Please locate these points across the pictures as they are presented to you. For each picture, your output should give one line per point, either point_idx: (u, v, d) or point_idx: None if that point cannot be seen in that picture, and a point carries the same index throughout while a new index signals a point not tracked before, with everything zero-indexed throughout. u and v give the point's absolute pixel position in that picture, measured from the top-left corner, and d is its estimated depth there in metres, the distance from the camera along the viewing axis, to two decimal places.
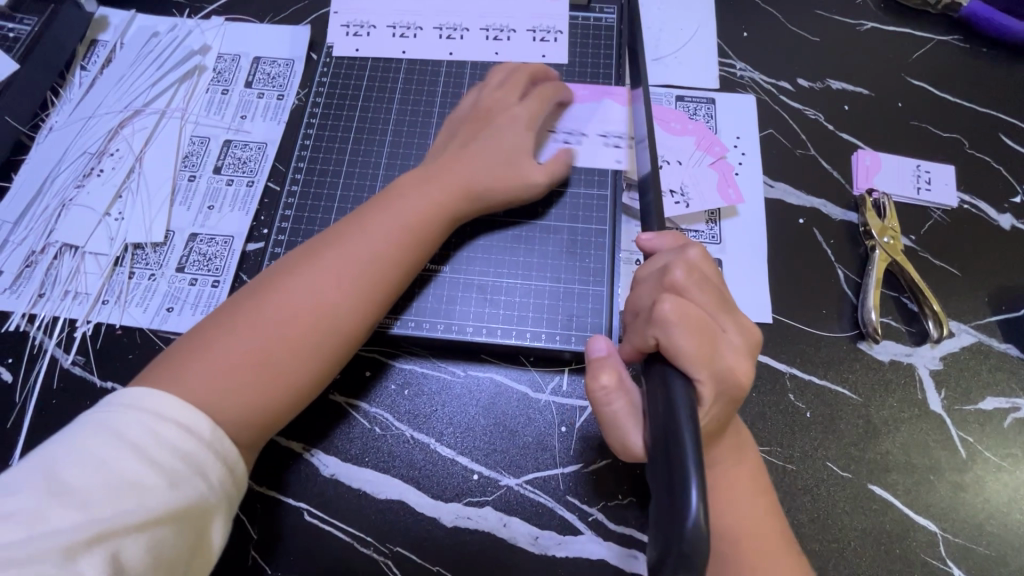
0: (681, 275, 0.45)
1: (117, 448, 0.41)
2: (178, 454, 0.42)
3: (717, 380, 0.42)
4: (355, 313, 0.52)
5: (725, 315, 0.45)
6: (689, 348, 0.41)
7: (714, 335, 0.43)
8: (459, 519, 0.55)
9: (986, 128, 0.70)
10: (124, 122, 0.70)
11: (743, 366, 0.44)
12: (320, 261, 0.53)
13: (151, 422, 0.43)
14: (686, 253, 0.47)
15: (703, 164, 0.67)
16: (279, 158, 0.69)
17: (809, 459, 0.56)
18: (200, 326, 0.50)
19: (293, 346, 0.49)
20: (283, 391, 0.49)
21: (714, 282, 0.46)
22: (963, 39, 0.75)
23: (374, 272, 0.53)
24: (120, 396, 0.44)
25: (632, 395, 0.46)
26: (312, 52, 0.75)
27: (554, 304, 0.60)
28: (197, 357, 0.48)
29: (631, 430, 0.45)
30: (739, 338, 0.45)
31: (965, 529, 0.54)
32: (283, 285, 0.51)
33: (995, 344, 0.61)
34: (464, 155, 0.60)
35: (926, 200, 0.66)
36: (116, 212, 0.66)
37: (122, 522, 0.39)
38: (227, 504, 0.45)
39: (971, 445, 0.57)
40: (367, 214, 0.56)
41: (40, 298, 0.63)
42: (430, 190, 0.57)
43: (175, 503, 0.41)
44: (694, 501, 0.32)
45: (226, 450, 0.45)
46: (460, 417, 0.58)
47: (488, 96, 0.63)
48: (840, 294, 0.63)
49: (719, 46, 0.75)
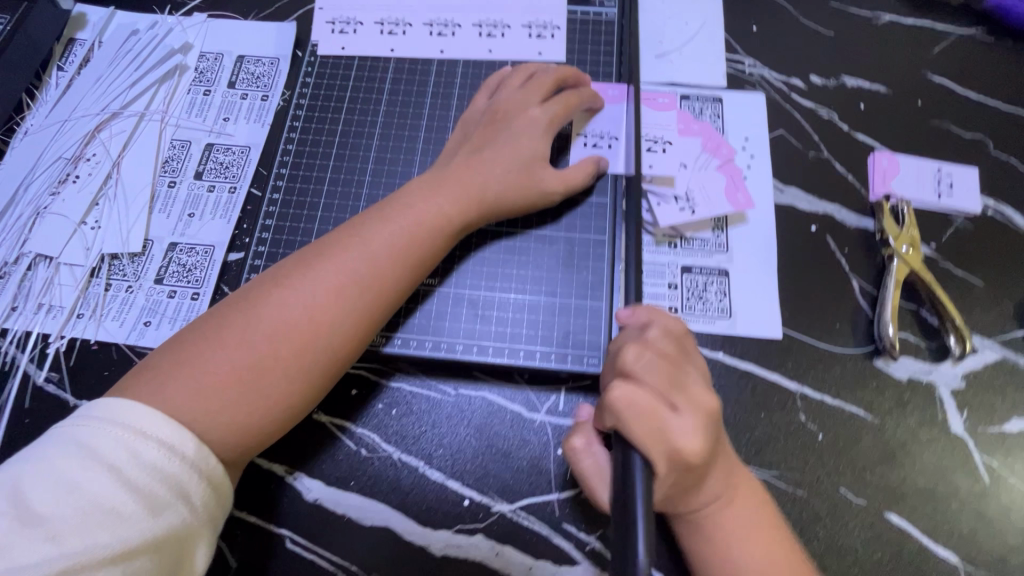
0: (630, 357, 0.44)
1: (94, 470, 0.39)
2: (159, 477, 0.40)
3: (670, 459, 0.41)
4: (350, 329, 0.49)
5: (681, 393, 0.43)
6: (634, 432, 0.40)
7: (664, 416, 0.41)
8: (449, 548, 0.52)
9: (1012, 128, 0.66)
10: (101, 125, 0.67)
11: (698, 444, 0.41)
12: (316, 271, 0.49)
13: (130, 442, 0.40)
14: (645, 333, 0.46)
15: (709, 167, 0.63)
16: (262, 162, 0.66)
17: (821, 484, 0.53)
18: (191, 333, 0.47)
19: (282, 362, 0.46)
20: (270, 410, 0.46)
21: (671, 358, 0.45)
22: (987, 32, 0.70)
23: (374, 285, 0.50)
24: (98, 412, 0.41)
25: (602, 458, 0.49)
26: (297, 51, 0.71)
27: (549, 320, 0.57)
28: (184, 369, 0.45)
29: (600, 490, 0.48)
30: (695, 416, 0.42)
31: (989, 562, 0.51)
32: (278, 298, 0.48)
33: (1021, 361, 0.57)
34: (475, 162, 0.56)
35: (947, 206, 0.62)
36: (92, 221, 0.63)
37: (95, 555, 0.37)
38: (210, 527, 0.42)
39: (995, 469, 0.53)
40: (369, 220, 0.52)
41: (12, 311, 0.60)
42: (439, 198, 0.54)
43: (154, 530, 0.39)
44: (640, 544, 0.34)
45: (211, 470, 0.43)
46: (451, 439, 0.55)
47: (505, 97, 0.60)
48: (855, 307, 0.59)
49: (727, 41, 0.71)
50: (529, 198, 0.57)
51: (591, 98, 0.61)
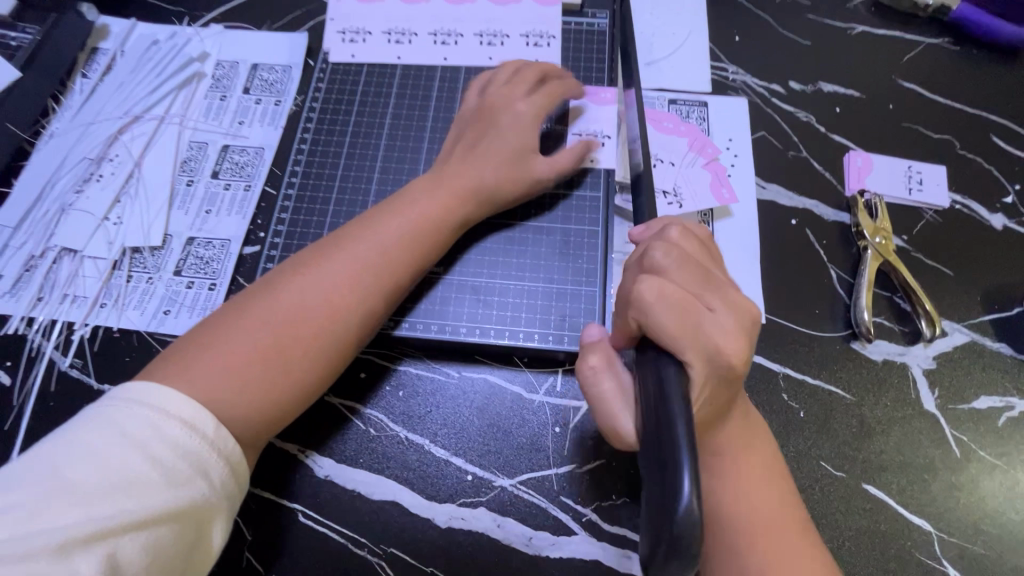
0: (658, 256, 0.46)
1: (122, 445, 0.41)
2: (181, 453, 0.43)
3: (704, 356, 0.42)
4: (360, 316, 0.53)
5: (710, 293, 0.45)
6: (668, 324, 0.42)
7: (699, 313, 0.43)
8: (454, 520, 0.55)
9: (977, 129, 0.71)
10: (124, 128, 0.71)
11: (736, 345, 0.43)
12: (327, 263, 0.53)
13: (155, 420, 0.43)
14: (667, 235, 0.48)
15: (696, 165, 0.68)
16: (276, 162, 0.70)
17: (803, 458, 0.56)
18: (211, 323, 0.51)
19: (298, 347, 0.50)
20: (285, 392, 0.50)
21: (698, 261, 0.46)
22: (953, 41, 0.75)
23: (382, 275, 0.54)
24: (125, 394, 0.44)
25: (624, 378, 0.46)
26: (308, 59, 0.76)
27: (547, 305, 0.60)
28: (205, 354, 0.48)
29: (620, 411, 0.44)
30: (729, 317, 0.44)
31: (960, 529, 0.54)
32: (292, 288, 0.52)
33: (988, 343, 0.61)
34: (469, 158, 0.60)
35: (918, 201, 0.67)
36: (115, 217, 0.67)
37: (121, 520, 0.39)
38: (226, 507, 0.45)
39: (965, 444, 0.57)
40: (376, 216, 0.56)
41: (38, 302, 0.63)
42: (440, 194, 0.58)
43: (176, 501, 0.42)
44: (684, 489, 0.32)
45: (229, 450, 0.46)
46: (455, 418, 0.59)
47: (493, 92, 0.64)
48: (833, 294, 0.63)
49: (711, 50, 0.76)
50: (521, 187, 0.61)
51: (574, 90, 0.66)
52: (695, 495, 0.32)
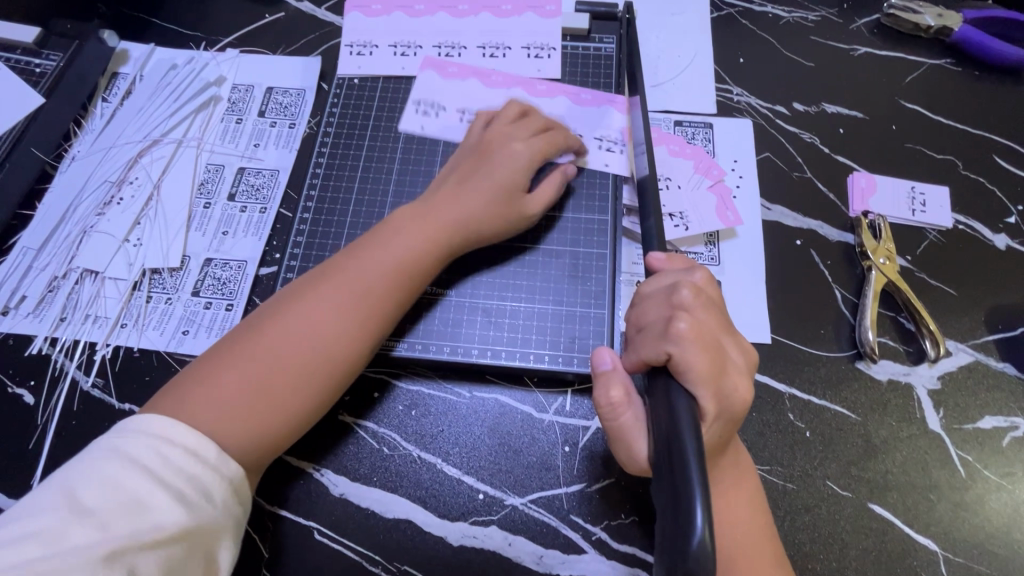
0: (687, 295, 0.47)
1: (129, 470, 0.43)
2: (185, 477, 0.45)
3: (723, 400, 0.44)
4: (345, 350, 0.54)
5: (728, 337, 0.47)
6: (700, 364, 0.43)
7: (721, 356, 0.45)
8: (465, 538, 0.56)
9: (980, 150, 0.72)
10: (143, 152, 0.73)
11: (744, 387, 0.46)
12: (317, 295, 0.54)
13: (159, 446, 0.45)
14: (692, 276, 0.49)
15: (702, 187, 0.69)
16: (290, 184, 0.72)
17: (809, 478, 0.57)
18: (201, 361, 0.52)
19: (284, 384, 0.51)
20: (276, 425, 0.51)
21: (717, 303, 0.48)
22: (955, 63, 0.77)
23: (366, 308, 0.55)
24: (133, 423, 0.46)
25: (640, 409, 0.48)
26: (322, 82, 0.78)
27: (556, 326, 0.62)
28: (196, 392, 0.49)
29: (637, 441, 0.46)
30: (740, 358, 0.47)
31: (966, 549, 0.55)
32: (285, 319, 0.53)
33: (992, 363, 0.62)
34: (460, 188, 0.61)
35: (921, 222, 0.68)
36: (134, 238, 0.69)
37: (134, 542, 0.41)
38: (231, 525, 0.47)
39: (970, 464, 0.58)
40: (360, 249, 0.57)
41: (61, 322, 0.65)
42: (426, 224, 0.59)
43: (184, 522, 0.43)
44: (698, 520, 0.34)
45: (230, 471, 0.47)
46: (466, 437, 0.60)
47: (482, 120, 0.67)
48: (838, 314, 0.64)
49: (716, 71, 0.77)
50: (512, 217, 0.62)
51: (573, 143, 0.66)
52: (707, 529, 0.33)
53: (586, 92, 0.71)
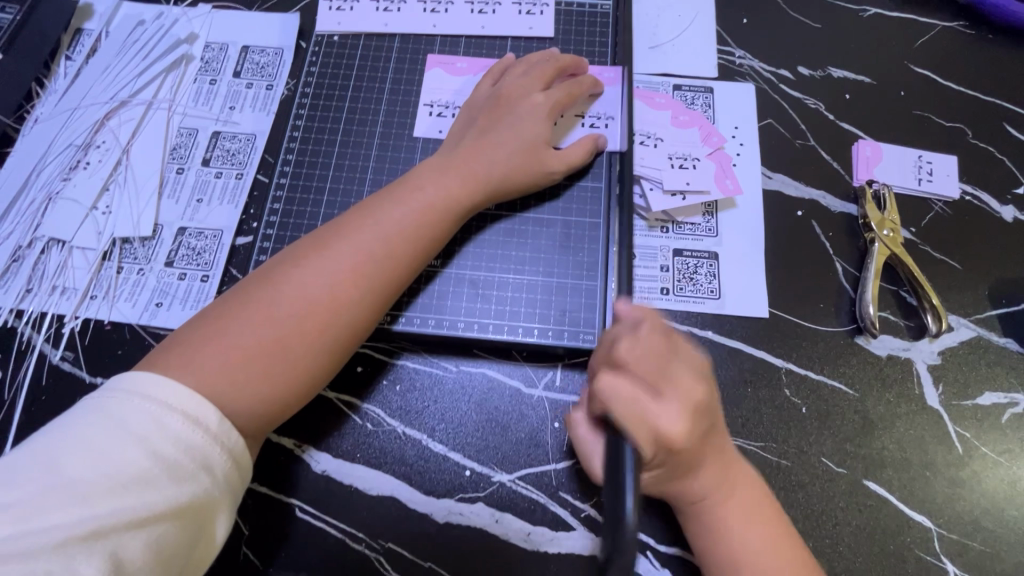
0: (621, 326, 0.46)
1: (120, 439, 0.40)
2: (183, 447, 0.41)
3: (659, 428, 0.41)
4: (365, 307, 0.51)
5: (673, 361, 0.45)
6: (623, 390, 0.42)
7: (652, 383, 0.43)
8: (451, 515, 0.55)
9: (989, 117, 0.69)
10: (111, 113, 0.69)
11: (683, 416, 0.42)
12: (332, 251, 0.52)
13: (157, 413, 0.42)
14: (630, 304, 0.48)
15: (701, 155, 0.66)
16: (267, 149, 0.68)
17: (804, 455, 0.56)
18: (215, 309, 0.50)
19: (304, 338, 0.49)
20: (290, 386, 0.48)
21: (661, 328, 0.46)
22: (968, 25, 0.73)
23: (389, 264, 0.53)
24: (127, 384, 0.43)
25: (599, 428, 0.50)
26: (301, 41, 0.73)
27: (547, 299, 0.59)
28: (205, 348, 0.47)
29: (595, 460, 0.49)
30: (685, 384, 0.44)
31: (960, 525, 0.54)
32: (299, 276, 0.50)
33: (994, 338, 0.60)
34: (483, 144, 0.59)
35: (926, 192, 0.65)
36: (103, 206, 0.65)
37: (122, 519, 0.38)
38: (231, 501, 0.44)
39: (968, 440, 0.56)
40: (383, 202, 0.55)
41: (27, 293, 0.62)
42: (448, 181, 0.56)
43: (177, 497, 0.40)
44: (627, 506, 0.34)
45: (233, 443, 0.44)
46: (453, 413, 0.58)
47: (510, 84, 0.62)
48: (838, 288, 0.62)
49: (718, 33, 0.73)
50: (532, 177, 0.60)
51: (592, 87, 0.64)
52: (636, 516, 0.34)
53: (606, 70, 0.67)
